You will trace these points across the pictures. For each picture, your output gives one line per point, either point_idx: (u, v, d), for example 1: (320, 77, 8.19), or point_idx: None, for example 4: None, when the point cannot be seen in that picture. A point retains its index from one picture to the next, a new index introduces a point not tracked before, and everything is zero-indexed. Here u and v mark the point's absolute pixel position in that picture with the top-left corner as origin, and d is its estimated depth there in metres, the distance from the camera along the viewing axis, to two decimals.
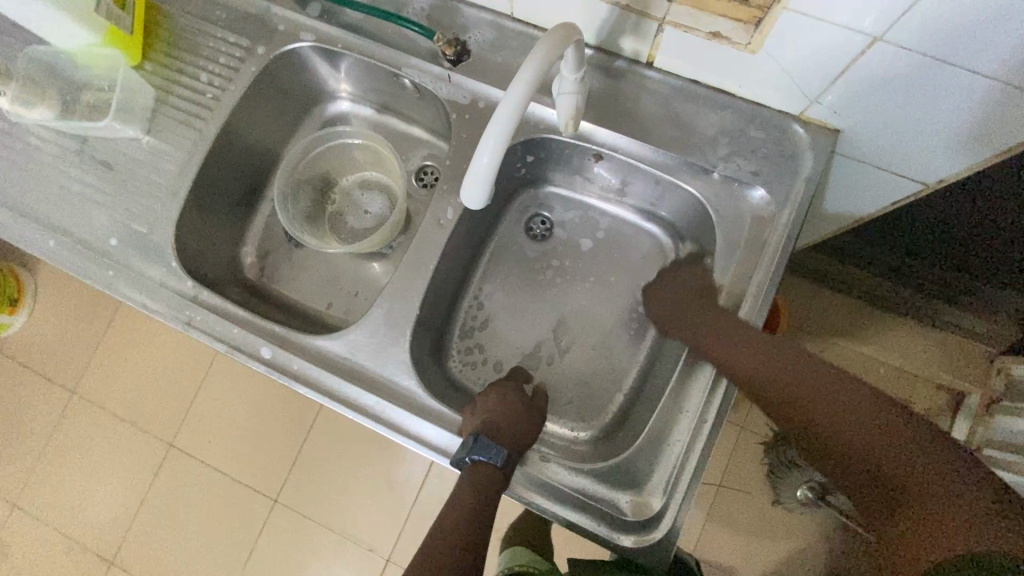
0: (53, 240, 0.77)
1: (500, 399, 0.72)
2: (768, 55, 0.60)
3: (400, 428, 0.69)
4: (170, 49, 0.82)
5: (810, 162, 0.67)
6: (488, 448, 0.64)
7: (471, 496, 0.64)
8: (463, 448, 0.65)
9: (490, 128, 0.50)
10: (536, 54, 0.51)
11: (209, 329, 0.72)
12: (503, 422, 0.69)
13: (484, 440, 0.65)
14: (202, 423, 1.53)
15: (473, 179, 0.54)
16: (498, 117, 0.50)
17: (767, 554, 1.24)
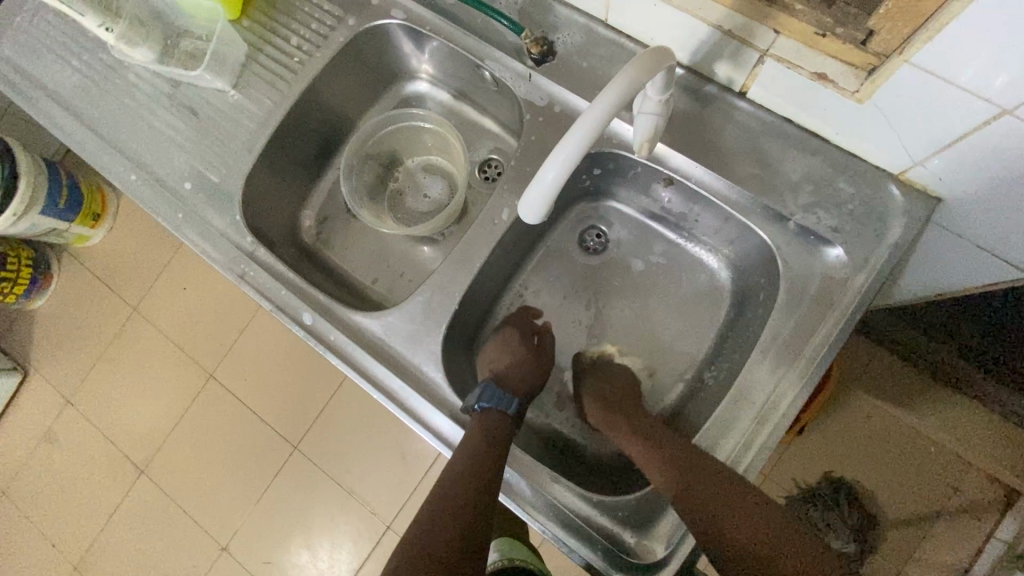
0: (136, 175, 0.82)
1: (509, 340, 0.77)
2: (875, 106, 0.55)
3: (418, 417, 0.70)
4: (267, 8, 0.84)
5: (899, 227, 0.61)
6: (494, 394, 0.69)
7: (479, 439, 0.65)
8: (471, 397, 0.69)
9: (564, 144, 0.48)
10: (625, 74, 0.49)
11: (260, 286, 0.75)
12: (510, 369, 0.75)
13: (492, 387, 0.70)
14: (241, 361, 1.61)
15: (533, 194, 0.52)
16: (566, 139, 0.48)
17: None
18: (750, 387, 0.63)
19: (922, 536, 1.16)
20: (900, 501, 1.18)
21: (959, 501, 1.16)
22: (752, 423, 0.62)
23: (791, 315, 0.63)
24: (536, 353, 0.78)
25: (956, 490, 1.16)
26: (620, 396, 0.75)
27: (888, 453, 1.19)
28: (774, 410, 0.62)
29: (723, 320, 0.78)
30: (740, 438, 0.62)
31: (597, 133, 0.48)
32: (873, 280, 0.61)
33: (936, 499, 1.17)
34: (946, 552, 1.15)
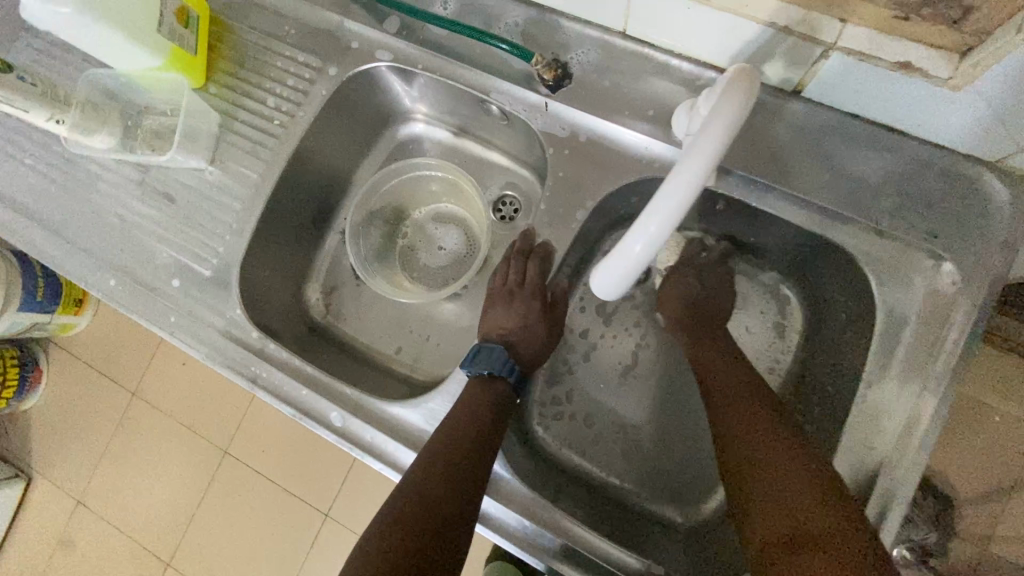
0: (115, 279, 0.72)
1: (525, 302, 0.67)
2: (976, 93, 0.47)
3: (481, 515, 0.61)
4: (234, 68, 0.74)
5: (1005, 223, 0.53)
6: (503, 364, 0.63)
7: (483, 397, 0.61)
8: (481, 360, 0.63)
9: (659, 199, 0.39)
10: (726, 108, 0.40)
11: (276, 389, 0.66)
12: (526, 338, 0.67)
13: (502, 353, 0.64)
14: (255, 432, 1.50)
15: (613, 263, 0.43)
16: (666, 188, 0.39)
17: None
18: (865, 427, 0.55)
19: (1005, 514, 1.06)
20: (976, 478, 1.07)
21: None
22: (876, 474, 0.53)
23: (896, 340, 0.55)
24: (552, 321, 0.69)
25: None
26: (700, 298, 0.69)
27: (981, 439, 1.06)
28: (898, 457, 0.53)
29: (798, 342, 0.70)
30: (866, 495, 0.53)
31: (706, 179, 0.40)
32: (987, 289, 0.53)
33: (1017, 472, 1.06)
34: None
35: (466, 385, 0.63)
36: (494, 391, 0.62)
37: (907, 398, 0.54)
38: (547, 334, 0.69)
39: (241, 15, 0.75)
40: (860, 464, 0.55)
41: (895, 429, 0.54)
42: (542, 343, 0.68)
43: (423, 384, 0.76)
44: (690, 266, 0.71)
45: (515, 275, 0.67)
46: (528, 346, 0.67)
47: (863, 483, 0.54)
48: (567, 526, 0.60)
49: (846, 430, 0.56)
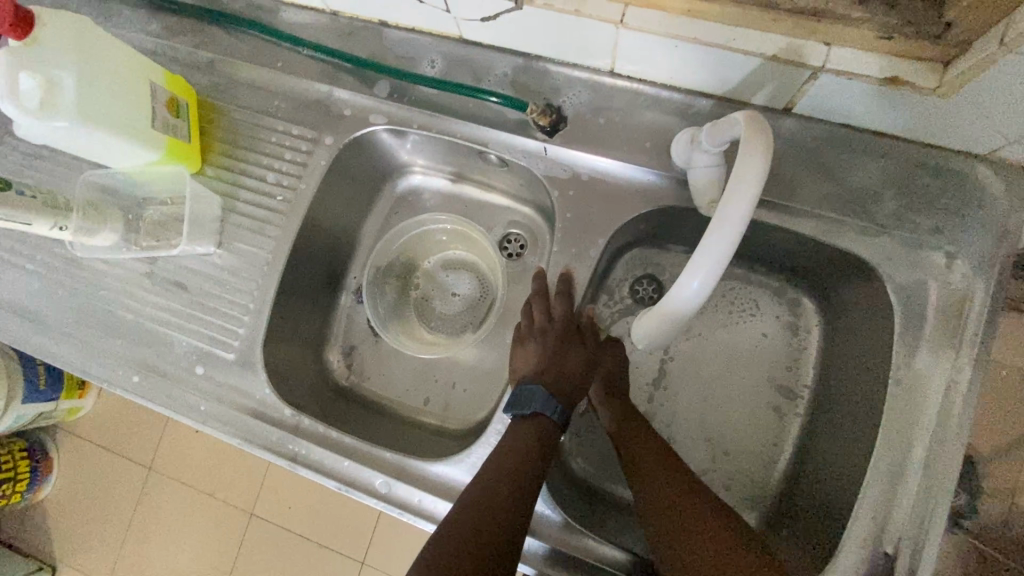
0: (137, 375, 0.71)
1: (559, 335, 0.65)
2: (963, 98, 0.49)
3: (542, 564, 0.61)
4: (229, 148, 0.75)
5: (1005, 211, 0.56)
6: (548, 401, 0.61)
7: (534, 442, 0.59)
8: (521, 403, 0.61)
9: (707, 241, 0.43)
10: (749, 146, 0.43)
11: (317, 464, 0.66)
12: (564, 371, 0.64)
13: (543, 391, 0.61)
14: (278, 491, 1.46)
15: (668, 304, 0.46)
16: (712, 237, 0.43)
17: None
18: (903, 427, 0.56)
19: None
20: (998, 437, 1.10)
21: None
22: (921, 469, 0.55)
23: (918, 337, 0.57)
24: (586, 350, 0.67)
25: None
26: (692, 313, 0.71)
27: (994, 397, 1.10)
28: (938, 449, 0.54)
29: (820, 341, 0.71)
30: (915, 492, 0.55)
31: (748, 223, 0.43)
32: (998, 278, 0.55)
33: None
34: None
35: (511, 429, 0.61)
36: (539, 429, 0.60)
37: (938, 391, 0.55)
38: (585, 363, 0.66)
39: (229, 96, 0.75)
40: (904, 461, 0.56)
41: (932, 423, 0.55)
42: (582, 374, 0.65)
43: (457, 434, 0.76)
44: None
45: (541, 311, 0.66)
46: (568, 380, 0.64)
47: (908, 479, 0.55)
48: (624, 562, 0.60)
49: (886, 430, 0.57)
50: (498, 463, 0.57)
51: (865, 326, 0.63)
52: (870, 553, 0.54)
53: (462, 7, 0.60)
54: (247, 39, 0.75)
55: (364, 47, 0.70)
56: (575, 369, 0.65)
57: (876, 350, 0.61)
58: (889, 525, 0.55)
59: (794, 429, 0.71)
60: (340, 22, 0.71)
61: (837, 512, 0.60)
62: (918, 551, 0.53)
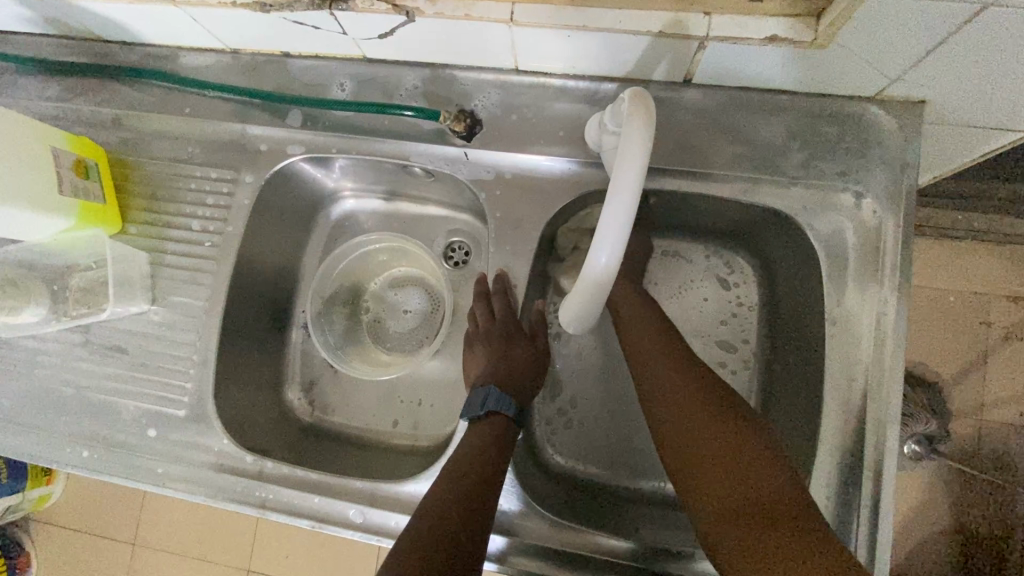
0: (85, 450, 0.68)
1: (504, 334, 0.67)
2: (840, 45, 0.51)
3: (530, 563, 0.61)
4: (149, 202, 0.73)
5: (901, 144, 0.59)
6: (502, 400, 0.62)
7: (492, 438, 0.60)
8: (476, 405, 0.63)
9: (608, 214, 0.44)
10: (633, 121, 0.44)
11: (287, 506, 0.64)
12: (514, 367, 0.66)
13: (496, 390, 0.63)
14: (272, 541, 1.42)
15: (587, 278, 0.48)
16: (606, 217, 0.44)
17: (918, 525, 1.14)
18: (843, 369, 0.58)
19: (983, 381, 1.15)
20: (949, 358, 1.16)
21: (998, 332, 1.16)
22: (866, 402, 0.57)
23: (844, 277, 0.59)
24: (533, 348, 0.69)
25: (990, 323, 1.16)
26: (655, 263, 0.72)
27: (932, 323, 1.18)
28: (878, 380, 0.57)
29: (763, 297, 0.73)
30: (864, 425, 0.57)
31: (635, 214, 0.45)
32: (905, 209, 0.58)
33: (979, 342, 1.16)
34: (1011, 383, 1.15)
35: (469, 433, 0.62)
36: (495, 429, 0.62)
37: (872, 327, 0.58)
38: (533, 361, 0.68)
39: (142, 150, 0.73)
40: (852, 395, 0.58)
41: (869, 356, 0.58)
42: (531, 371, 0.68)
43: (429, 450, 0.75)
44: (640, 250, 0.72)
45: (484, 313, 0.68)
46: (519, 378, 0.66)
47: (856, 413, 0.57)
48: (605, 544, 0.60)
49: (830, 370, 0.59)
50: (453, 466, 0.58)
51: (798, 275, 0.66)
52: (836, 486, 0.57)
53: (357, 27, 0.60)
54: (150, 88, 0.73)
55: (271, 81, 0.70)
56: (524, 365, 0.67)
57: (811, 297, 0.63)
58: (845, 460, 0.57)
59: (751, 384, 0.72)
60: (242, 59, 0.70)
61: (800, 457, 0.62)
62: (878, 479, 0.55)
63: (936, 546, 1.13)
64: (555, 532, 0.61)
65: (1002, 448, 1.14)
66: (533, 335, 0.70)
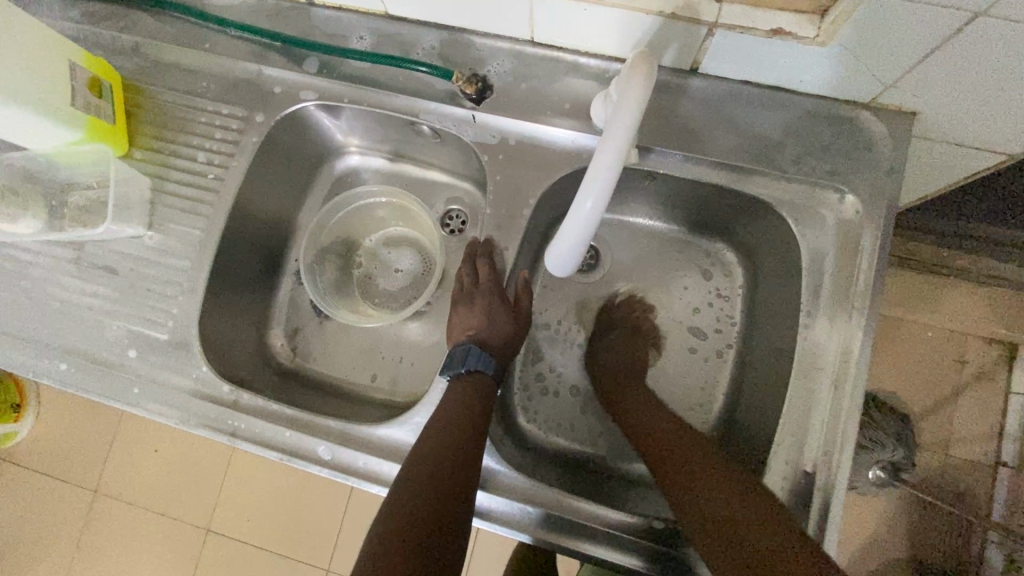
0: (63, 363, 0.69)
1: (486, 301, 0.68)
2: (840, 44, 0.53)
3: (508, 520, 0.62)
4: (158, 130, 0.74)
5: (890, 150, 0.61)
6: (481, 358, 0.64)
7: (472, 395, 0.62)
8: (455, 362, 0.64)
9: (596, 165, 0.47)
10: (635, 81, 0.46)
11: (258, 437, 0.64)
12: (493, 332, 0.67)
13: (476, 349, 0.65)
14: (237, 500, 1.42)
15: (573, 224, 0.51)
16: (595, 167, 0.47)
17: (873, 547, 1.17)
18: (812, 358, 0.61)
19: (950, 416, 1.18)
20: (921, 391, 1.19)
21: (973, 371, 1.19)
22: (831, 392, 0.59)
23: (822, 272, 0.62)
24: (515, 313, 0.70)
25: (965, 362, 1.19)
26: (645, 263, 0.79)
27: (905, 352, 1.21)
28: (842, 371, 0.59)
29: (744, 291, 0.76)
30: (827, 412, 0.59)
31: (622, 168, 0.47)
32: (886, 212, 0.61)
33: (953, 379, 1.19)
34: (979, 422, 1.17)
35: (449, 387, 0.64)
36: (477, 386, 0.64)
37: (843, 321, 0.60)
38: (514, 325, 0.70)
39: (157, 78, 0.75)
40: (819, 384, 0.60)
41: (839, 347, 0.60)
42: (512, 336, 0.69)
43: (405, 406, 0.76)
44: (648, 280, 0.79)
45: (470, 276, 0.70)
46: (497, 342, 0.68)
47: (820, 401, 0.59)
48: (577, 505, 0.62)
49: (800, 359, 0.61)
50: (441, 421, 0.59)
51: (780, 269, 0.68)
52: (794, 471, 0.58)
53: None
54: (174, 21, 0.74)
55: (293, 26, 0.71)
56: (505, 329, 0.69)
57: (791, 290, 0.66)
58: (805, 443, 0.59)
59: (723, 374, 0.75)
60: (267, 3, 0.72)
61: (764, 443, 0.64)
62: (834, 466, 0.57)
63: (887, 570, 1.15)
64: (538, 488, 0.62)
65: (959, 480, 1.16)
66: (517, 303, 0.71)
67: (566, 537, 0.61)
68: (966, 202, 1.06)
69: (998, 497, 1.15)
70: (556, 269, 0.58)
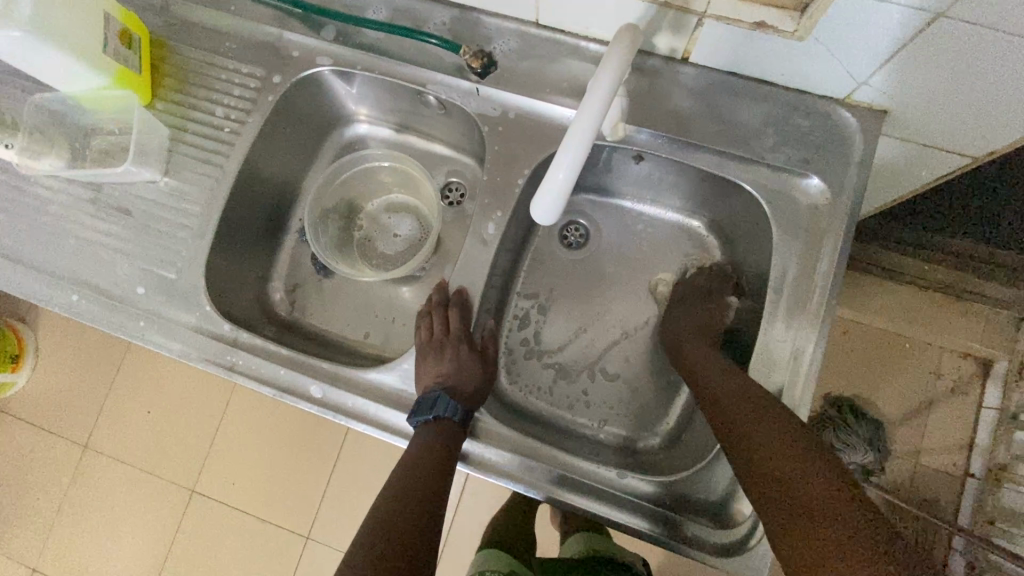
0: (74, 294, 0.73)
1: (455, 350, 0.68)
2: (816, 40, 0.58)
3: (492, 467, 0.66)
4: (180, 84, 0.78)
5: (860, 145, 0.66)
6: (450, 406, 0.63)
7: (440, 434, 0.63)
8: (425, 409, 0.63)
9: (584, 104, 0.51)
10: (620, 37, 0.51)
11: (254, 373, 0.68)
12: (461, 378, 0.68)
13: (445, 397, 0.64)
14: (224, 462, 1.45)
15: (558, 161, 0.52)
16: (585, 105, 0.51)
17: None
18: (775, 331, 0.65)
19: (921, 425, 1.23)
20: (895, 399, 1.23)
21: (947, 384, 1.23)
22: (790, 362, 0.64)
23: (791, 253, 0.67)
24: (483, 360, 0.72)
25: (940, 375, 1.23)
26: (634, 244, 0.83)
27: (880, 357, 1.25)
28: (800, 342, 0.64)
29: (721, 275, 0.80)
30: (785, 380, 0.64)
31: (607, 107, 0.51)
32: (852, 202, 0.66)
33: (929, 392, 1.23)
34: (950, 433, 1.21)
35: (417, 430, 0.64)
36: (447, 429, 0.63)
37: (806, 298, 0.65)
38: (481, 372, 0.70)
39: (182, 36, 0.79)
40: (781, 356, 0.64)
41: (802, 323, 0.64)
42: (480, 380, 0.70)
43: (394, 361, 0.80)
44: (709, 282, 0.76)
45: (440, 325, 0.70)
46: (465, 382, 0.68)
47: (780, 371, 0.64)
48: (560, 457, 0.65)
49: (766, 332, 0.65)
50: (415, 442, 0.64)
51: (755, 252, 0.73)
52: None
53: None
54: None
55: None
56: (472, 377, 0.69)
57: None
58: None
59: None
60: None
61: None
62: None
63: None
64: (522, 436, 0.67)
65: (924, 483, 1.21)
66: (484, 350, 0.73)
67: (553, 486, 0.64)
68: (944, 217, 1.10)
69: (965, 499, 1.18)
70: (540, 217, 0.56)
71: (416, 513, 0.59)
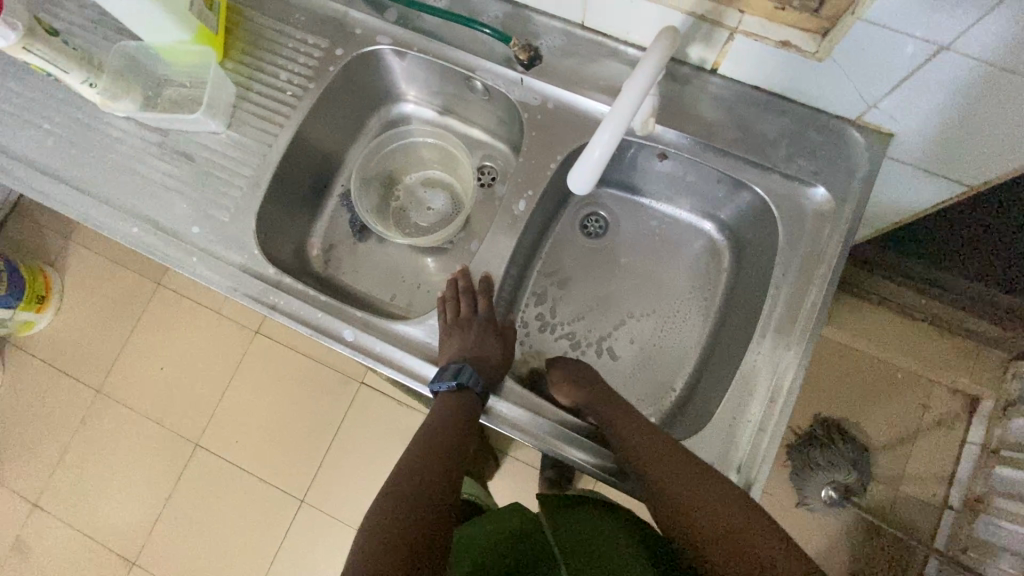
0: (134, 227, 0.79)
1: (479, 327, 0.74)
2: (834, 62, 0.64)
3: (508, 420, 0.71)
4: (249, 47, 0.85)
5: (865, 162, 0.72)
6: (473, 376, 0.69)
7: (455, 409, 0.69)
8: (448, 377, 0.68)
9: (622, 97, 0.56)
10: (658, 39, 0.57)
11: (292, 313, 0.74)
12: (483, 351, 0.73)
13: (469, 368, 0.69)
14: (230, 418, 1.50)
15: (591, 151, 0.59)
16: (623, 98, 0.56)
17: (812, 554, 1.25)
18: (772, 322, 0.71)
19: (906, 454, 1.26)
20: (882, 424, 1.27)
21: (932, 418, 1.27)
22: (784, 351, 0.69)
23: (793, 254, 0.73)
24: (501, 340, 0.78)
25: (928, 408, 1.27)
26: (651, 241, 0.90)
27: (873, 382, 1.29)
28: (794, 336, 0.70)
29: (727, 273, 0.86)
30: (778, 367, 0.69)
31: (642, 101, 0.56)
32: (852, 213, 0.72)
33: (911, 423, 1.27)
34: (935, 463, 1.25)
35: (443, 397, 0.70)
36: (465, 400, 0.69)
37: (803, 296, 0.71)
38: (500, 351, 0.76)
39: (256, 5, 0.86)
40: (775, 347, 0.70)
41: (798, 319, 0.70)
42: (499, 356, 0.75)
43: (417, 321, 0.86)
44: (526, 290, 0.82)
45: (467, 307, 0.75)
46: (487, 351, 0.74)
47: (774, 360, 0.70)
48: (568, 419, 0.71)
49: (764, 323, 0.71)
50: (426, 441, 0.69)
51: (761, 253, 0.79)
52: (743, 412, 0.69)
53: None
54: None
55: None
56: (494, 350, 0.75)
57: (767, 268, 0.76)
58: (754, 391, 0.69)
59: (698, 340, 0.85)
60: None
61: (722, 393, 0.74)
62: (777, 414, 0.67)
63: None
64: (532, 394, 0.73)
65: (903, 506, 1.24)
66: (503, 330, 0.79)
67: (560, 443, 0.69)
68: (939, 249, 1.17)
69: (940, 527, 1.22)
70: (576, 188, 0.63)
71: (414, 501, 0.61)
